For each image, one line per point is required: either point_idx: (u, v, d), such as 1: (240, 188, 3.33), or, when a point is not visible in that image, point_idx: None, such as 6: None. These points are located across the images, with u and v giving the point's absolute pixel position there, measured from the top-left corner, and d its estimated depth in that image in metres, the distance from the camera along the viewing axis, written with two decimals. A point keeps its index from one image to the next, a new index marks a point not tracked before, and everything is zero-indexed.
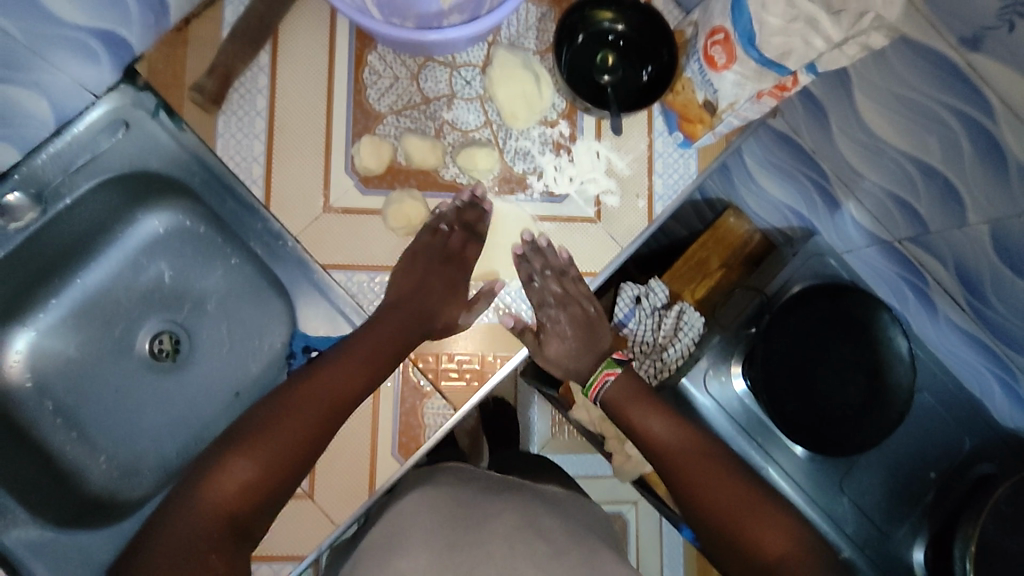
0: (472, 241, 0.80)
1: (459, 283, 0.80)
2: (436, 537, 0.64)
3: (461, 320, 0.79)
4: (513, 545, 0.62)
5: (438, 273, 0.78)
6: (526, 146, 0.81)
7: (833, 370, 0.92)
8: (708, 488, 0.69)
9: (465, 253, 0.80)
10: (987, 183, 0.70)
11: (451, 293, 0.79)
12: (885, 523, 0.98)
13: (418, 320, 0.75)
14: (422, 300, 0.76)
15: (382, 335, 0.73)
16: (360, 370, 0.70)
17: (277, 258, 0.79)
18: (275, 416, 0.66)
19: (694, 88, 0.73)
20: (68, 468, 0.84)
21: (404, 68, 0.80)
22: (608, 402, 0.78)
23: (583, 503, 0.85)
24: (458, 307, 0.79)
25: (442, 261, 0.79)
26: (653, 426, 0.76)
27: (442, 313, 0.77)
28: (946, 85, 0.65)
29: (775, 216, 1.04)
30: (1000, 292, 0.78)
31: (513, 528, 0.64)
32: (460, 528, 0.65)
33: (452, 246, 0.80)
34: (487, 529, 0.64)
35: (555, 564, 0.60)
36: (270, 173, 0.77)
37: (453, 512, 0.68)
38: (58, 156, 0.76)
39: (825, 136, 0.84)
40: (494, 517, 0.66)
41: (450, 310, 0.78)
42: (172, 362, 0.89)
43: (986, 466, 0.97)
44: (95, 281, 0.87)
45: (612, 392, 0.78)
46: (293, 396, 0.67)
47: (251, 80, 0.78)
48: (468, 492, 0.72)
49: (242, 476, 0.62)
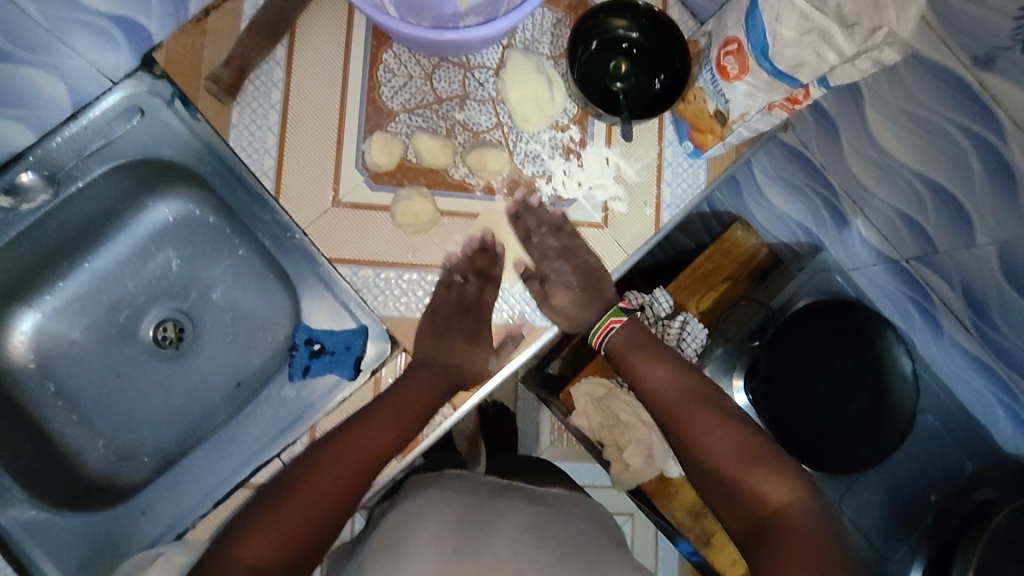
0: (489, 286, 0.80)
1: (480, 327, 0.80)
2: (444, 540, 0.65)
3: (490, 368, 0.79)
4: (518, 550, 0.65)
5: (457, 324, 0.79)
6: (536, 149, 0.81)
7: (838, 385, 0.92)
8: (705, 433, 0.73)
9: (483, 300, 0.80)
10: (996, 204, 0.70)
11: (474, 340, 0.79)
12: (883, 544, 0.97)
13: (446, 377, 0.77)
14: (447, 355, 0.78)
15: (412, 397, 0.74)
16: (392, 428, 0.72)
17: (284, 249, 0.79)
18: (312, 466, 0.68)
19: (706, 98, 0.73)
20: (66, 451, 0.84)
21: (419, 68, 0.80)
22: (613, 351, 0.82)
23: (591, 505, 0.86)
24: (486, 351, 0.80)
25: (461, 312, 0.80)
26: (654, 373, 0.78)
27: (471, 361, 0.79)
28: (958, 104, 0.65)
29: (781, 231, 1.05)
30: (1006, 315, 0.78)
31: (518, 532, 0.68)
32: (467, 532, 0.66)
33: (469, 296, 0.80)
34: (493, 536, 0.66)
35: (558, 572, 0.63)
36: (281, 166, 0.78)
37: (460, 516, 0.69)
38: (74, 140, 0.76)
39: (835, 152, 0.84)
40: (498, 523, 0.69)
41: (478, 356, 0.79)
42: (175, 350, 0.89)
43: (987, 490, 0.96)
44: (103, 266, 0.88)
45: (616, 340, 0.81)
46: (328, 447, 0.69)
47: (266, 73, 0.78)
48: (471, 496, 0.75)
49: (285, 524, 0.63)
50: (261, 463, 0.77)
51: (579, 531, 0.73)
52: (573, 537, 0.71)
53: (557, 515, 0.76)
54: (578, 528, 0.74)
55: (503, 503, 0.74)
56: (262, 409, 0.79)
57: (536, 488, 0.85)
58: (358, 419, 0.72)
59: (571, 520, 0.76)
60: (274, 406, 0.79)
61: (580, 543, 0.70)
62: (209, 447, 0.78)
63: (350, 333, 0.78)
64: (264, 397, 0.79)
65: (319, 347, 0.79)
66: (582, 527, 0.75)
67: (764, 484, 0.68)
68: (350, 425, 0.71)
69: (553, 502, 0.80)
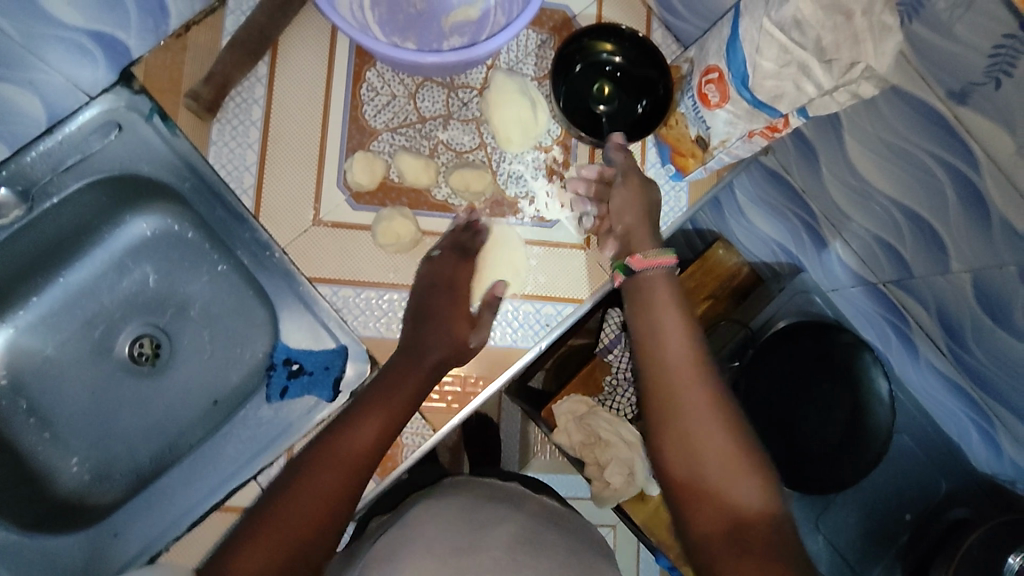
0: (471, 257, 0.77)
1: (459, 302, 0.75)
2: (438, 545, 0.64)
3: (471, 340, 0.74)
4: (516, 557, 0.63)
5: (440, 299, 0.74)
6: (519, 169, 0.81)
7: (816, 407, 0.92)
8: (697, 428, 0.60)
9: (459, 275, 0.76)
10: (969, 232, 0.71)
11: (454, 314, 0.74)
12: (859, 563, 0.98)
13: (427, 347, 0.71)
14: (422, 338, 0.72)
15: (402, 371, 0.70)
16: (373, 426, 0.65)
17: (262, 267, 0.79)
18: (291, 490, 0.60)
19: (687, 124, 0.74)
20: (38, 470, 0.82)
21: (402, 87, 0.80)
22: (639, 280, 0.70)
23: (589, 526, 0.85)
24: (466, 324, 0.74)
25: (447, 287, 0.75)
26: (670, 323, 0.66)
27: (451, 333, 0.73)
28: (933, 135, 0.66)
29: (762, 250, 1.07)
30: (980, 339, 0.79)
31: (517, 540, 0.66)
32: (462, 536, 0.66)
33: (451, 272, 0.76)
34: (487, 541, 0.65)
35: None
36: (261, 183, 0.77)
37: (455, 522, 0.69)
38: (48, 154, 0.75)
39: (815, 176, 0.85)
40: (493, 528, 0.68)
41: (459, 331, 0.74)
42: (151, 366, 0.88)
43: (960, 509, 0.97)
44: (78, 280, 0.86)
45: (654, 277, 0.69)
46: (310, 459, 0.63)
47: (247, 90, 0.78)
48: (469, 502, 0.75)
49: (267, 551, 0.56)
50: (236, 486, 0.76)
51: (580, 554, 0.71)
52: (573, 558, 0.68)
53: (555, 531, 0.74)
54: (575, 546, 0.72)
55: (498, 510, 0.73)
56: (238, 430, 0.78)
57: (537, 497, 0.85)
58: (344, 425, 0.65)
59: (566, 539, 0.73)
60: (251, 426, 0.78)
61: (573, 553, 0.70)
62: (185, 467, 0.76)
63: (330, 354, 0.77)
64: (240, 418, 0.78)
65: (297, 367, 0.79)
66: (580, 548, 0.72)
67: (744, 503, 0.56)
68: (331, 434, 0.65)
69: (552, 517, 0.79)
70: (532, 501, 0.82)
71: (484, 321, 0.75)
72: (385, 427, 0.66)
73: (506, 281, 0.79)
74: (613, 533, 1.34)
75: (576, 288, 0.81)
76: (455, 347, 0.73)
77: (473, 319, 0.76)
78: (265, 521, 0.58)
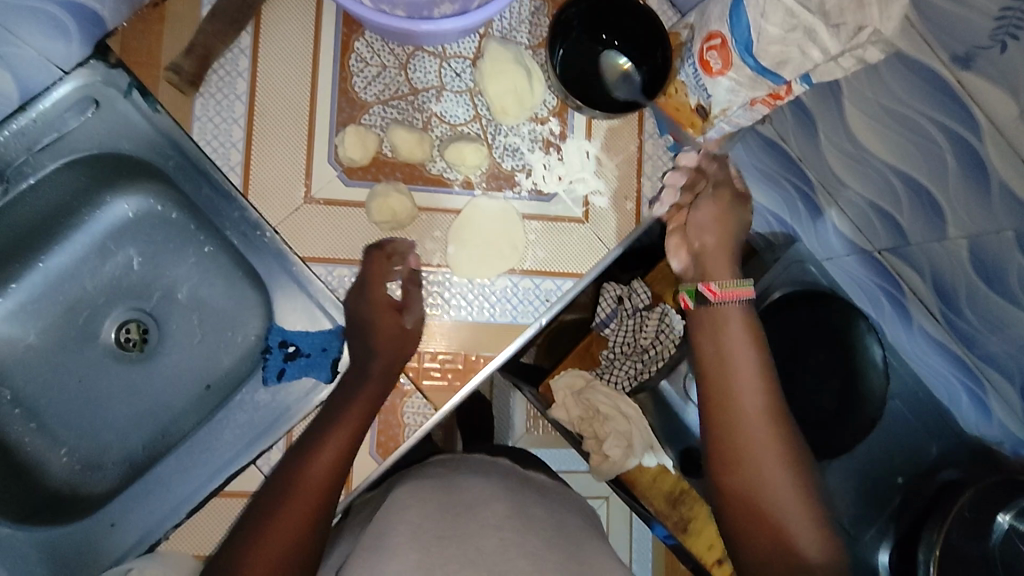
0: (375, 252, 0.74)
1: (377, 295, 0.73)
2: (424, 532, 0.62)
3: (404, 326, 0.72)
4: (503, 536, 0.62)
5: (357, 301, 0.73)
6: (516, 142, 0.79)
7: (810, 376, 0.94)
8: (771, 470, 0.63)
9: (372, 270, 0.73)
10: (968, 199, 0.71)
11: (377, 310, 0.72)
12: (852, 525, 1.00)
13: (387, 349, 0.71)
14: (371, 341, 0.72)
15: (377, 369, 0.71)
16: (335, 441, 0.66)
17: (253, 248, 0.76)
18: (254, 533, 0.59)
19: (687, 92, 0.72)
20: (27, 461, 0.80)
21: (392, 57, 0.78)
22: (713, 312, 0.71)
23: (574, 496, 0.86)
24: (394, 314, 0.72)
25: (359, 287, 0.74)
26: (742, 359, 0.68)
27: (381, 330, 0.72)
28: (935, 101, 0.65)
29: (755, 221, 1.04)
30: (974, 304, 0.80)
31: (505, 517, 0.65)
32: (449, 521, 0.64)
33: (368, 272, 0.74)
34: (473, 524, 0.63)
35: (544, 550, 0.61)
36: (248, 160, 0.75)
37: (440, 505, 0.67)
38: (22, 133, 0.71)
39: (812, 145, 0.84)
40: (480, 509, 0.66)
41: (387, 327, 0.72)
42: (140, 352, 0.86)
43: (950, 471, 0.99)
44: (58, 266, 0.83)
45: (732, 309, 0.71)
46: (290, 473, 0.64)
47: (231, 62, 0.75)
48: (452, 484, 0.72)
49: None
50: (234, 472, 0.74)
51: (562, 520, 0.72)
52: (558, 526, 0.69)
53: (540, 500, 0.75)
54: (557, 511, 0.74)
55: (482, 487, 0.72)
56: (235, 415, 0.76)
57: (526, 473, 0.85)
58: (302, 457, 0.65)
59: (550, 508, 0.74)
60: (248, 410, 0.76)
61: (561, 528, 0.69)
62: (180, 455, 0.74)
63: (327, 335, 0.76)
64: (237, 402, 0.76)
65: (294, 348, 0.76)
66: (561, 514, 0.74)
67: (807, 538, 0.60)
68: (298, 459, 0.65)
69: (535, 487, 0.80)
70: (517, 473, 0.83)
71: (410, 299, 0.74)
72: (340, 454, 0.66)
73: (507, 258, 0.78)
74: (606, 506, 1.35)
75: (574, 263, 0.80)
76: (401, 340, 0.72)
77: (403, 300, 0.74)
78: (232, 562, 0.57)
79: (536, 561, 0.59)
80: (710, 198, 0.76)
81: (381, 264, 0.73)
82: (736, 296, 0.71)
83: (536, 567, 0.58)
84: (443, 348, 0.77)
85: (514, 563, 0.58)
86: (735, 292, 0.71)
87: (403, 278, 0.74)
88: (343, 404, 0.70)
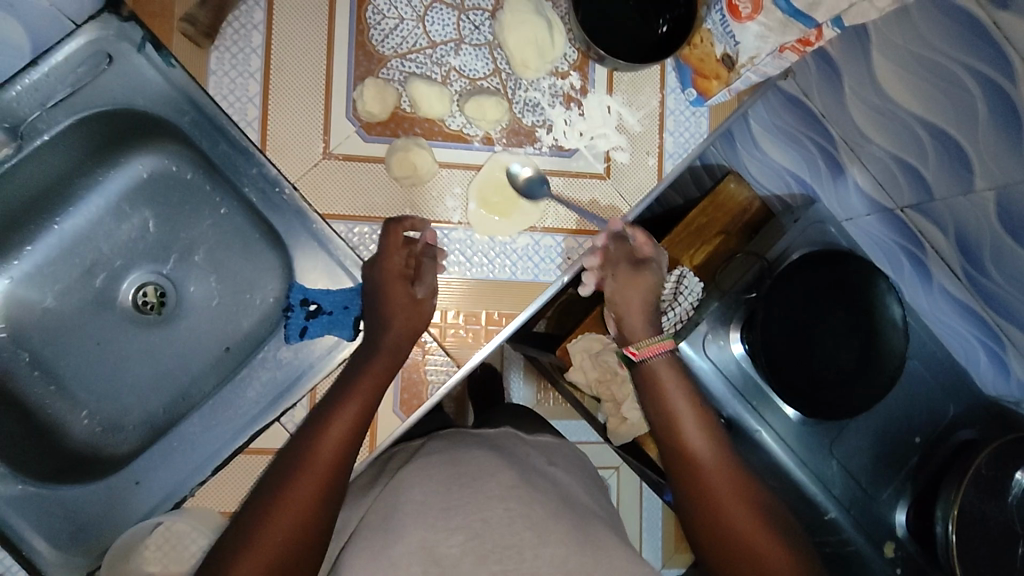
0: (393, 224, 0.72)
1: (391, 263, 0.71)
2: (429, 507, 0.62)
3: (417, 294, 0.71)
4: (509, 507, 0.60)
5: (372, 277, 0.71)
6: (535, 97, 0.78)
7: (830, 333, 0.90)
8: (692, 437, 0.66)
9: (388, 249, 0.71)
10: (998, 147, 0.70)
11: (389, 279, 0.71)
12: (870, 485, 0.96)
13: (407, 314, 0.70)
14: (392, 295, 0.70)
15: (403, 324, 0.70)
16: (358, 395, 0.66)
17: (271, 205, 0.74)
18: (273, 489, 0.59)
19: (713, 41, 0.72)
20: (47, 422, 0.80)
21: (410, 9, 0.76)
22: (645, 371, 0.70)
23: (574, 454, 0.89)
24: (405, 284, 0.70)
25: (373, 263, 0.72)
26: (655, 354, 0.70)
27: (391, 299, 0.70)
28: (967, 44, 0.67)
29: (774, 182, 1.03)
30: (998, 260, 0.79)
31: (508, 487, 0.64)
32: (452, 493, 0.63)
33: (386, 250, 0.71)
34: (480, 494, 0.62)
35: (550, 522, 0.60)
36: (266, 116, 0.74)
37: (446, 477, 0.66)
38: (35, 88, 0.69)
39: (836, 100, 0.86)
40: (487, 480, 0.65)
41: (399, 299, 0.70)
42: (158, 315, 0.85)
43: (966, 432, 0.97)
44: (74, 227, 0.82)
45: (659, 364, 0.70)
46: (308, 434, 0.63)
47: (246, 15, 0.73)
48: (456, 456, 0.71)
49: (259, 558, 0.55)
50: (259, 428, 0.74)
51: (564, 487, 0.72)
52: (559, 492, 0.69)
53: (543, 470, 0.75)
54: (564, 483, 0.73)
55: (487, 458, 0.70)
56: (257, 373, 0.76)
57: (527, 439, 0.85)
58: (315, 428, 0.63)
59: (555, 475, 0.75)
60: (270, 368, 0.76)
61: (570, 503, 0.68)
62: (203, 414, 0.74)
63: (348, 293, 0.75)
64: (259, 360, 0.76)
65: (315, 307, 0.76)
66: (562, 481, 0.74)
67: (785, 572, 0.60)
68: (318, 420, 0.64)
69: (544, 458, 0.79)
70: (520, 444, 0.81)
71: (424, 269, 0.72)
72: (355, 425, 0.64)
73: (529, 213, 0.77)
74: (617, 476, 1.35)
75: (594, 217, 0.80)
76: (410, 307, 0.70)
77: (416, 269, 0.72)
78: (245, 535, 0.56)
79: (542, 532, 0.58)
80: (615, 282, 0.75)
81: (398, 240, 0.71)
82: (659, 350, 0.70)
83: (542, 540, 0.57)
84: (465, 306, 0.77)
85: (520, 536, 0.57)
86: (659, 347, 0.70)
87: (418, 252, 0.72)
88: (365, 359, 0.69)
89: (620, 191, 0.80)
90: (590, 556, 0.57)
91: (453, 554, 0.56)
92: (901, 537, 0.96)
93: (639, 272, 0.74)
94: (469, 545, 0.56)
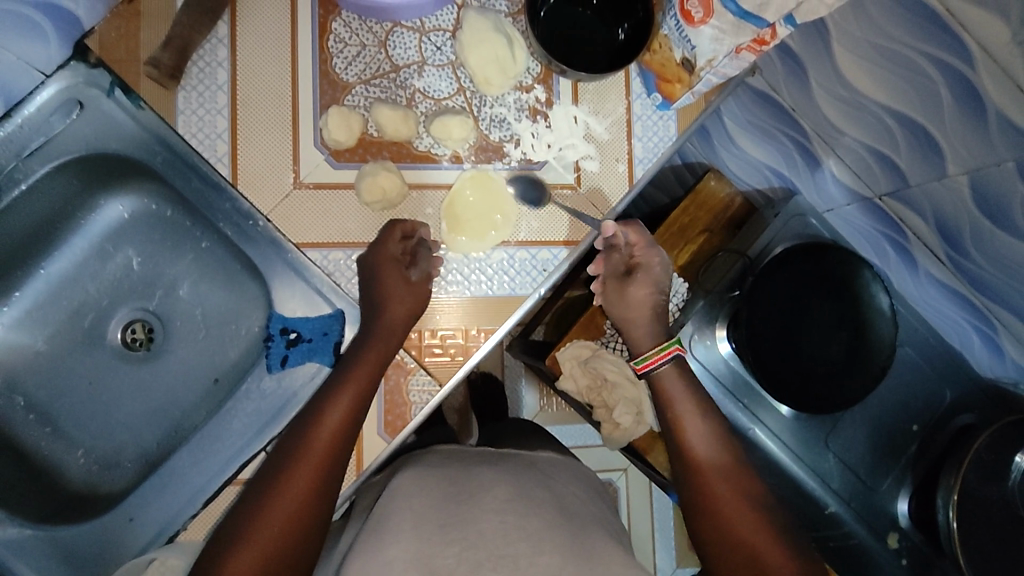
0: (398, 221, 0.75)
1: (387, 249, 0.74)
2: (425, 522, 0.62)
3: (414, 278, 0.74)
4: (503, 519, 0.61)
5: (371, 254, 0.75)
6: (501, 112, 0.79)
7: (817, 327, 0.89)
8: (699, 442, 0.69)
9: (388, 238, 0.74)
10: (965, 130, 0.71)
11: (382, 262, 0.74)
12: (869, 476, 0.96)
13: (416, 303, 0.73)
14: (384, 293, 0.72)
15: (387, 338, 0.71)
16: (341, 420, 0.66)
17: (248, 239, 0.76)
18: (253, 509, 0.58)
19: (672, 46, 0.72)
20: (44, 465, 0.81)
21: (371, 35, 0.77)
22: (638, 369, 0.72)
23: (572, 466, 0.88)
24: (398, 269, 0.73)
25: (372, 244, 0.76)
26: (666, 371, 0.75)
27: (388, 290, 0.72)
28: (927, 34, 0.66)
29: (752, 176, 0.99)
30: (980, 245, 0.79)
31: (506, 501, 0.64)
32: (449, 509, 0.64)
33: (387, 237, 0.74)
34: (476, 509, 0.63)
35: (543, 532, 0.60)
36: (236, 150, 0.75)
37: (443, 495, 0.66)
38: (10, 139, 0.71)
39: (803, 94, 0.83)
40: (482, 495, 0.65)
41: (393, 284, 0.73)
42: (146, 351, 0.86)
43: (964, 417, 0.97)
44: (59, 270, 0.83)
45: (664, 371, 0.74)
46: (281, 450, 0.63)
47: (210, 52, 0.75)
48: (454, 473, 0.72)
49: (247, 561, 0.55)
50: (248, 457, 0.76)
51: (559, 498, 0.72)
52: (554, 504, 0.69)
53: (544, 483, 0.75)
54: (558, 493, 0.73)
55: (486, 475, 0.71)
56: (243, 404, 0.77)
57: (522, 454, 0.84)
58: (289, 446, 0.63)
59: (553, 487, 0.75)
60: (255, 400, 0.77)
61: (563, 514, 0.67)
62: (192, 448, 0.76)
63: (326, 319, 0.76)
64: (243, 392, 0.77)
65: (294, 335, 0.77)
66: (558, 492, 0.74)
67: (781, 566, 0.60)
68: (299, 430, 0.64)
69: (541, 472, 0.78)
70: (514, 460, 0.80)
71: (420, 256, 0.75)
72: (334, 439, 0.63)
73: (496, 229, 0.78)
74: (625, 479, 1.34)
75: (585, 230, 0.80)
76: (410, 297, 0.73)
77: (410, 258, 0.75)
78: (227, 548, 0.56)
79: (535, 542, 0.59)
80: (609, 295, 0.80)
81: (394, 233, 0.74)
82: (663, 358, 0.74)
83: (536, 549, 0.57)
84: (446, 324, 0.77)
85: (514, 546, 0.58)
86: (662, 356, 0.75)
87: (413, 245, 0.75)
88: None
89: (589, 197, 0.80)
90: (580, 562, 0.58)
91: (449, 565, 0.56)
92: (904, 526, 0.96)
93: (629, 280, 0.79)
94: (464, 556, 0.57)
